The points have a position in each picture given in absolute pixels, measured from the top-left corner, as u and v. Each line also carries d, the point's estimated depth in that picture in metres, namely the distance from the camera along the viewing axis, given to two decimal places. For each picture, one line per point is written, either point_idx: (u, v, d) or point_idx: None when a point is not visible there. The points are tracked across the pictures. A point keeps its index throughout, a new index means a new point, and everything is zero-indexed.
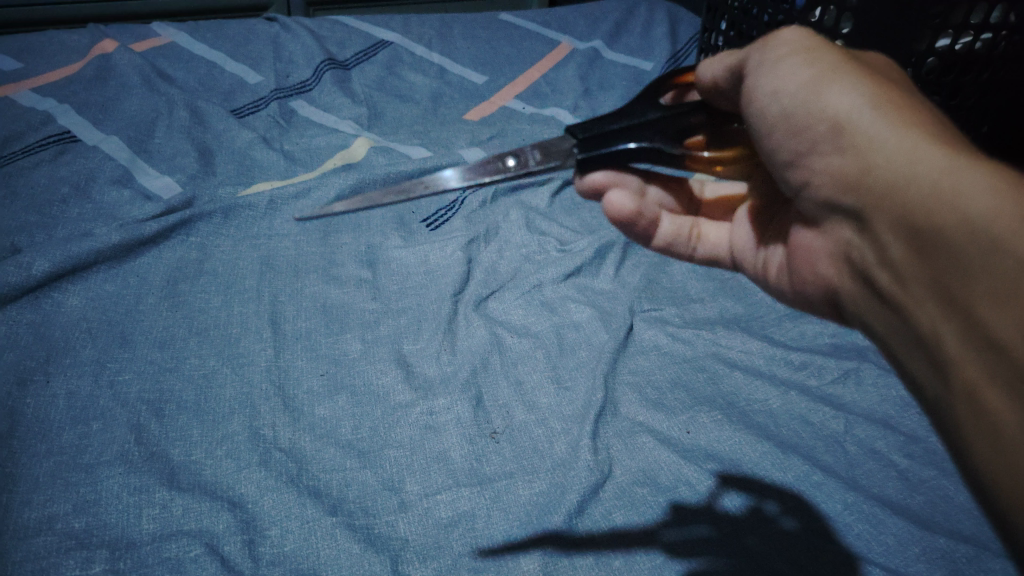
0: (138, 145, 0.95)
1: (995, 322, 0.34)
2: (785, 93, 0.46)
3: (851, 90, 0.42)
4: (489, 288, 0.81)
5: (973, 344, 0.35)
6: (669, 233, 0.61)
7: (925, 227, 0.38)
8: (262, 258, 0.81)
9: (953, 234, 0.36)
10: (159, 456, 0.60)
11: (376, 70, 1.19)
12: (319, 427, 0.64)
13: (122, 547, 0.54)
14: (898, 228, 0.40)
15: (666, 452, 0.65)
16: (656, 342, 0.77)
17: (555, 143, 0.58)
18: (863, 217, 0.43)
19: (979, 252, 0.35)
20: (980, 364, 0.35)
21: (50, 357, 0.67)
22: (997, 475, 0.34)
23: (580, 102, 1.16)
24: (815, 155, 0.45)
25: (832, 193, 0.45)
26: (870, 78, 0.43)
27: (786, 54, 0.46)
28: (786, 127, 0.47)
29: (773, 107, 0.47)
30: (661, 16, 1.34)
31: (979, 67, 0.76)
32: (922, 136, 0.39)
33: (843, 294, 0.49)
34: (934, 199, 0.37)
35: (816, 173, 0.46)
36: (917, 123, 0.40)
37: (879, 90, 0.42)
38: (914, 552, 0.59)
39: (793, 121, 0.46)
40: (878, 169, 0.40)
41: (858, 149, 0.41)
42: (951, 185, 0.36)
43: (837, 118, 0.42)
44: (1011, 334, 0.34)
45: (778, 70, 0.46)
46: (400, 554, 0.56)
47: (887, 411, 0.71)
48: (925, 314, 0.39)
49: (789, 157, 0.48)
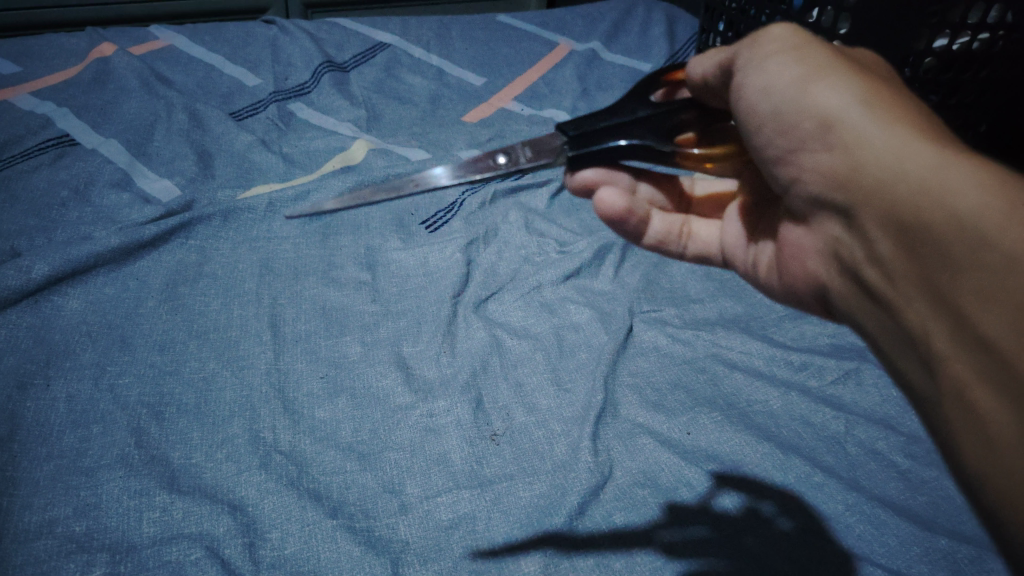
0: (137, 148, 0.95)
1: (985, 319, 0.34)
2: (775, 91, 0.46)
3: (840, 88, 0.42)
4: (488, 290, 0.81)
5: (962, 340, 0.35)
6: (660, 231, 0.61)
7: (914, 224, 0.38)
8: (262, 261, 0.81)
9: (943, 231, 0.36)
10: (159, 460, 0.60)
11: (374, 73, 1.19)
12: (319, 430, 0.64)
13: (122, 551, 0.54)
14: (887, 225, 0.40)
15: (667, 454, 0.65)
16: (656, 343, 0.77)
17: (545, 140, 0.57)
18: (853, 214, 0.43)
19: (968, 248, 0.35)
20: (970, 360, 0.35)
21: (50, 361, 0.67)
22: (988, 473, 0.34)
23: (579, 103, 1.17)
24: (805, 152, 0.45)
25: (822, 190, 0.45)
26: (859, 76, 0.43)
27: (776, 52, 0.46)
28: (776, 125, 0.47)
29: (762, 105, 0.47)
30: (659, 17, 1.34)
31: (977, 66, 0.76)
32: (910, 133, 0.39)
33: (832, 291, 0.49)
34: (923, 197, 0.37)
35: (806, 171, 0.46)
36: (905, 120, 0.40)
37: (868, 88, 0.42)
38: (914, 552, 0.59)
39: (782, 119, 0.46)
40: (866, 166, 0.40)
41: (847, 146, 0.42)
42: (939, 183, 0.36)
43: (826, 115, 0.42)
44: (998, 331, 0.34)
45: (768, 68, 0.47)
46: (401, 557, 0.56)
47: (887, 412, 0.71)
48: (915, 311, 0.39)
49: (779, 154, 0.48)
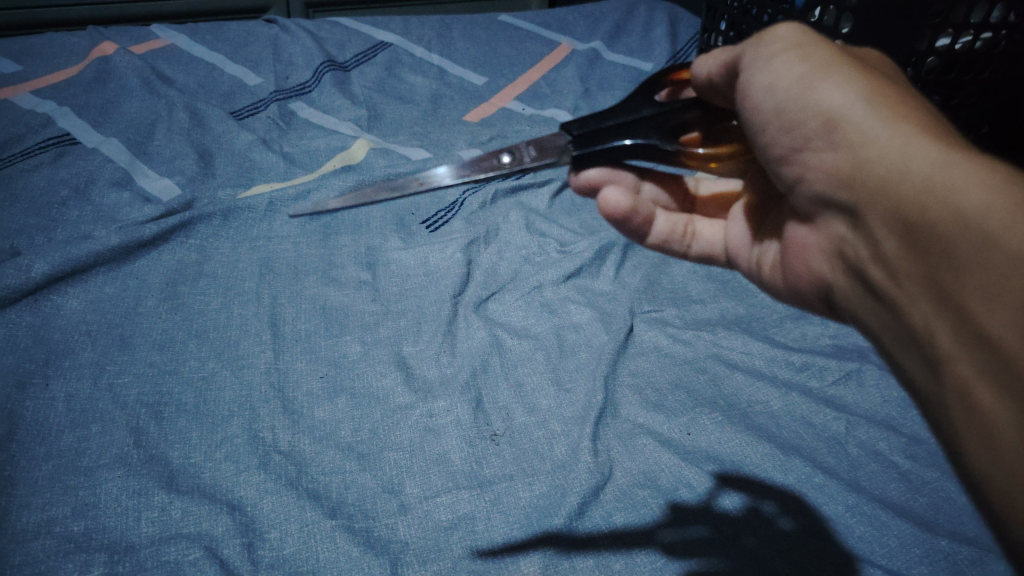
0: (138, 147, 0.95)
1: (987, 317, 0.34)
2: (779, 88, 0.46)
3: (845, 86, 0.42)
4: (488, 289, 0.81)
5: (966, 339, 0.35)
6: (664, 230, 0.61)
7: (918, 221, 0.38)
8: (262, 260, 0.81)
9: (946, 229, 0.36)
10: (158, 459, 0.60)
11: (375, 72, 1.19)
12: (318, 430, 0.64)
13: (121, 551, 0.54)
14: (891, 223, 0.40)
15: (667, 454, 0.65)
16: (657, 343, 0.77)
17: (549, 139, 0.57)
18: (858, 213, 0.43)
19: (971, 247, 0.35)
20: (973, 359, 0.35)
21: (50, 360, 0.67)
22: (993, 474, 0.33)
23: (580, 103, 1.16)
24: (809, 151, 0.45)
25: (826, 188, 0.45)
26: (863, 74, 0.43)
27: (780, 51, 0.46)
28: (780, 123, 0.47)
29: (766, 104, 0.47)
30: (661, 16, 1.34)
31: (979, 67, 0.76)
32: (914, 131, 0.39)
33: (836, 291, 0.49)
34: (927, 195, 0.37)
35: (810, 169, 0.46)
36: (909, 118, 0.40)
37: (872, 86, 0.42)
38: (916, 554, 0.58)
39: (786, 118, 0.46)
40: (871, 164, 0.40)
41: (852, 144, 0.41)
42: (943, 180, 0.36)
43: (831, 113, 0.42)
44: (1001, 330, 0.33)
45: (772, 67, 0.46)
46: (400, 557, 0.56)
47: (888, 413, 0.71)
48: (918, 310, 0.39)
49: (783, 153, 0.48)
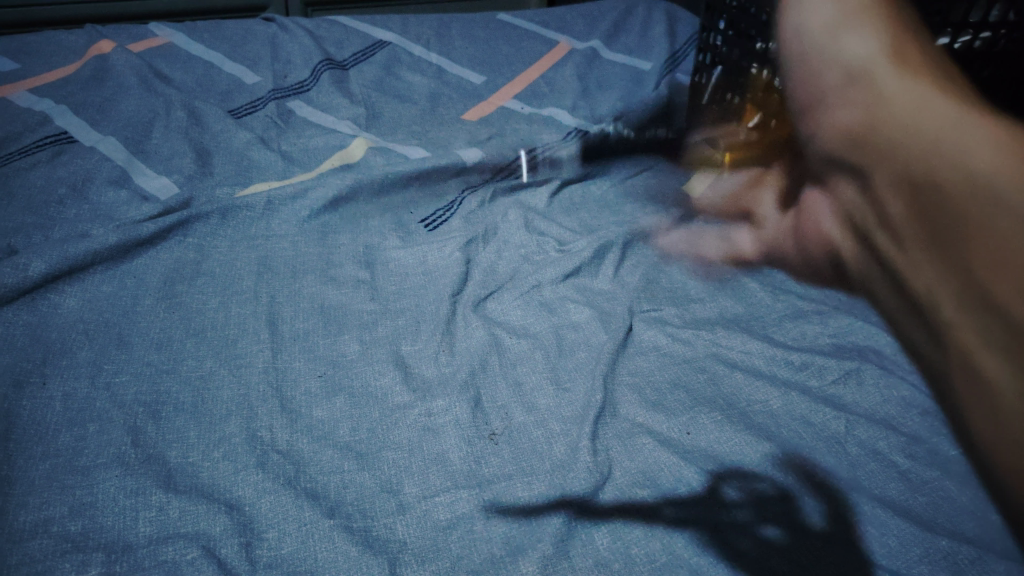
0: (136, 146, 0.94)
1: (1001, 286, 0.47)
2: (851, 55, 0.62)
3: (868, 41, 0.61)
4: (487, 288, 0.81)
5: (976, 301, 0.49)
6: None
7: (922, 171, 0.56)
8: (260, 259, 0.81)
9: (962, 187, 0.51)
10: (156, 459, 0.60)
11: (373, 70, 1.19)
12: (316, 430, 0.64)
13: (117, 550, 0.53)
14: (903, 172, 0.58)
15: (666, 453, 0.65)
16: (656, 343, 0.77)
17: None
18: (874, 166, 0.63)
19: (978, 196, 0.50)
20: (978, 320, 0.49)
21: (46, 359, 0.67)
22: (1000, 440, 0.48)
23: (579, 102, 1.16)
24: (839, 104, 0.65)
25: (844, 131, 0.65)
26: (885, 27, 0.61)
27: (857, 25, 0.62)
28: (846, 80, 0.64)
29: (841, 64, 0.63)
30: (659, 16, 1.34)
31: (979, 66, 0.75)
32: (930, 92, 0.57)
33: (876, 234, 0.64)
34: (932, 155, 0.55)
35: (835, 122, 0.66)
36: (923, 78, 0.59)
37: (893, 45, 0.61)
38: (916, 554, 0.58)
39: (848, 73, 0.63)
40: (885, 117, 0.60)
41: (873, 104, 0.61)
42: (948, 144, 0.53)
43: (859, 68, 0.62)
44: (1003, 297, 0.47)
45: (851, 39, 0.62)
46: (399, 556, 0.56)
47: (888, 412, 0.71)
48: (926, 267, 0.56)
49: (823, 99, 0.66)
